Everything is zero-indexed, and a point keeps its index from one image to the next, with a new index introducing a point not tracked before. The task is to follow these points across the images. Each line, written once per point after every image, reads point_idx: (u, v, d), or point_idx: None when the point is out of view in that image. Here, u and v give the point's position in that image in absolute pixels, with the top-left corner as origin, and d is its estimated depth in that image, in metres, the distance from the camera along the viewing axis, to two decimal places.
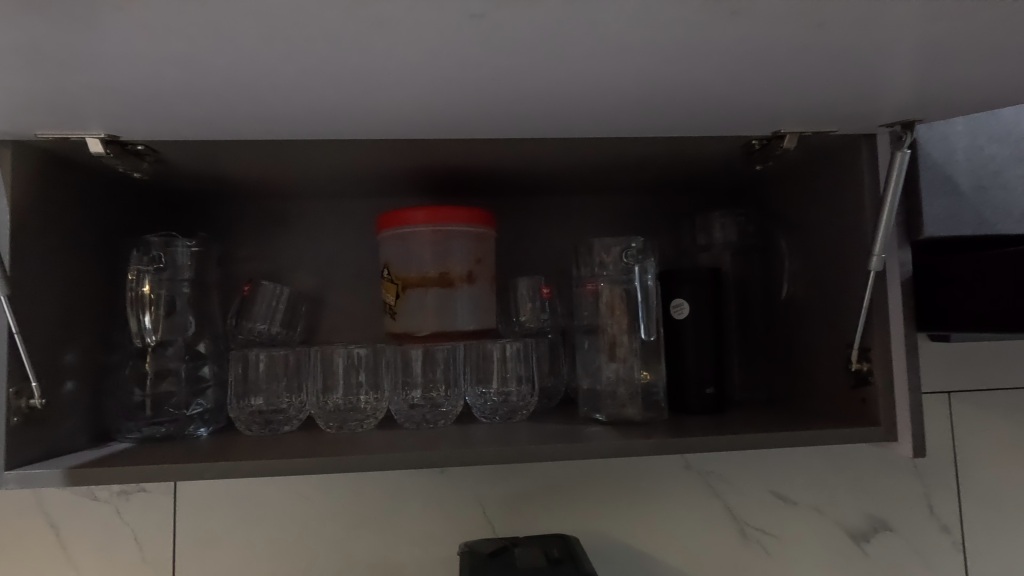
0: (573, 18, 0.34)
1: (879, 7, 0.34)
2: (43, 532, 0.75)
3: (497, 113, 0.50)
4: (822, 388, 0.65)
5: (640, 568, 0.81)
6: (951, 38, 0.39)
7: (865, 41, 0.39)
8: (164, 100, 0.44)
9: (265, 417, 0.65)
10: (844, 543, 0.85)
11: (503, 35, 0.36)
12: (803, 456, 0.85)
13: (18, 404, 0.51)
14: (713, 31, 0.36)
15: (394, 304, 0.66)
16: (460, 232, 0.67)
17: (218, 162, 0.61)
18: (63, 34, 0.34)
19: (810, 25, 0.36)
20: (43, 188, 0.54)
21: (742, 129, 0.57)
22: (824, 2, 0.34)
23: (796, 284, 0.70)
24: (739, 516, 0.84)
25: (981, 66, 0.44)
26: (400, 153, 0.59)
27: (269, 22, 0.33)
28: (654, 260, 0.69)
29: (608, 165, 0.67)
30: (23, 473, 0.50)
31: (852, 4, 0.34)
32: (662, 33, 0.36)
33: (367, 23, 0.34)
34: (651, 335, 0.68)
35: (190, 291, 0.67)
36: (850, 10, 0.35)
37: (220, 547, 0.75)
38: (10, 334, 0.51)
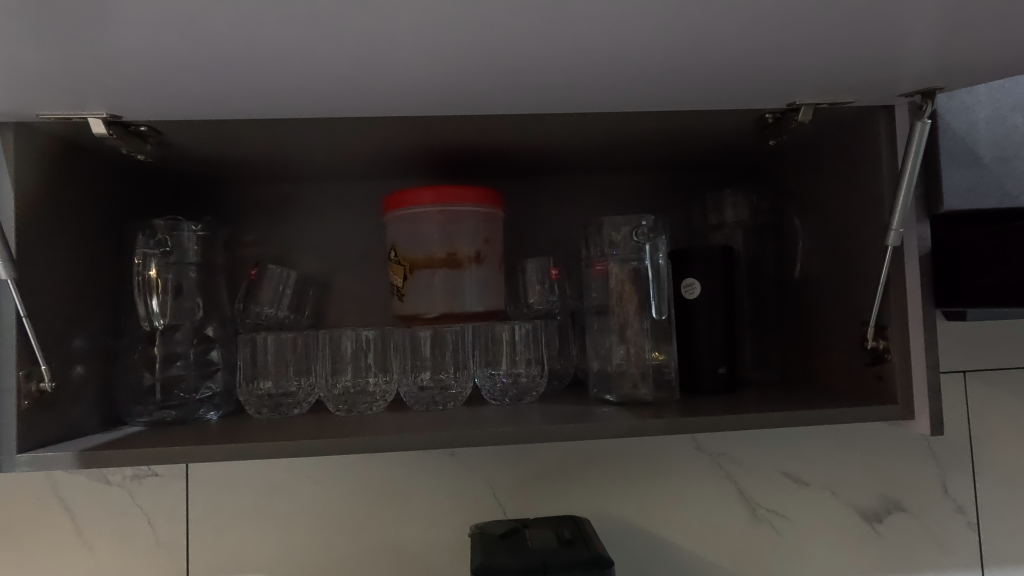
0: None
1: None
2: (57, 515, 0.76)
3: (504, 86, 0.49)
4: (837, 367, 0.64)
5: (651, 549, 0.81)
6: None
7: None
8: (167, 75, 0.44)
9: (276, 400, 0.65)
10: (857, 524, 0.84)
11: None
12: (815, 437, 0.84)
13: (29, 387, 0.52)
14: None
15: (401, 286, 0.66)
16: (467, 212, 0.66)
17: (222, 143, 0.60)
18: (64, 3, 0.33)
19: None
20: (47, 171, 0.54)
21: (756, 101, 0.55)
22: None
23: (809, 262, 0.69)
24: (750, 497, 0.84)
25: (1012, 25, 0.42)
26: (404, 132, 0.58)
27: None
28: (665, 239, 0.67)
29: (618, 143, 0.66)
30: (36, 456, 0.51)
31: None
32: None
33: None
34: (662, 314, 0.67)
35: (197, 275, 0.67)
36: None
37: (232, 530, 0.76)
38: (19, 318, 0.50)
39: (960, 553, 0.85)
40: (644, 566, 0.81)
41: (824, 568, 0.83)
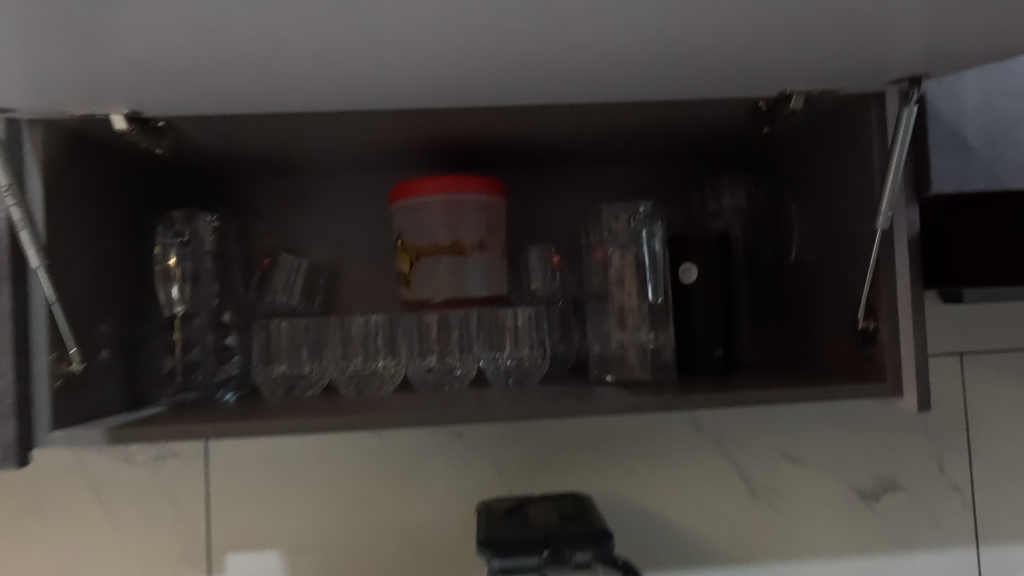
0: None
1: None
2: (85, 494, 0.80)
3: (504, 79, 0.51)
4: (830, 349, 0.66)
5: (652, 526, 0.84)
6: None
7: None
8: (184, 73, 0.46)
9: (291, 382, 0.68)
10: (853, 503, 0.86)
11: None
12: (813, 418, 0.86)
13: (61, 368, 0.55)
14: None
15: (408, 273, 0.68)
16: (471, 201, 0.68)
17: (236, 137, 0.62)
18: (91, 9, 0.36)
19: None
20: (71, 165, 0.57)
21: (748, 90, 0.57)
22: None
23: (804, 247, 0.71)
24: (749, 476, 0.86)
25: (995, 13, 0.43)
26: (409, 124, 0.61)
27: None
28: (661, 226, 0.70)
29: (616, 133, 0.68)
30: (68, 433, 0.54)
31: None
32: None
33: None
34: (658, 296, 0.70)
35: (212, 264, 0.70)
36: None
37: (250, 508, 0.80)
38: (48, 304, 0.54)
39: (956, 531, 0.87)
40: (645, 543, 0.84)
41: (821, 545, 0.86)
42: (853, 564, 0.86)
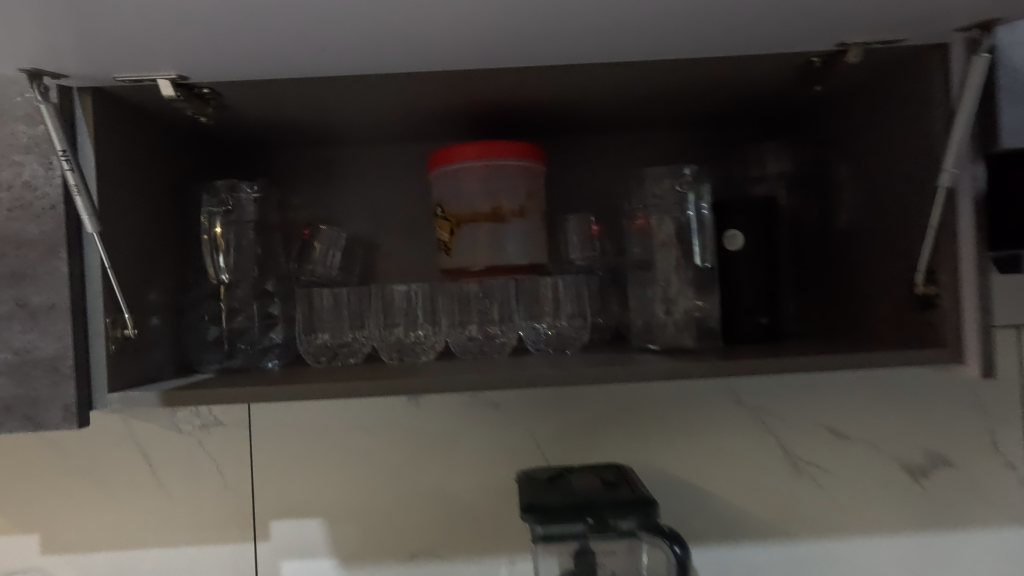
0: None
1: None
2: (135, 461, 0.82)
3: (549, 36, 0.50)
4: (882, 316, 0.63)
5: (690, 499, 0.83)
6: None
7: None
8: (230, 35, 0.46)
9: (333, 350, 0.68)
10: (900, 478, 0.84)
11: None
12: (859, 392, 0.84)
13: (116, 332, 0.57)
14: None
15: (448, 241, 0.68)
16: (510, 167, 0.67)
17: (276, 105, 0.62)
18: None
19: None
20: (121, 134, 0.58)
21: (802, 44, 0.55)
22: None
23: (853, 213, 0.68)
24: (791, 450, 0.84)
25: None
26: (447, 86, 0.60)
27: None
28: (708, 188, 0.68)
29: (658, 96, 0.66)
30: (125, 396, 0.56)
31: None
32: None
33: None
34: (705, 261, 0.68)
35: (254, 235, 0.70)
36: None
37: (292, 475, 0.81)
38: (103, 270, 0.55)
39: (1008, 509, 0.84)
40: (683, 515, 0.83)
41: (865, 520, 0.84)
42: (899, 540, 0.84)
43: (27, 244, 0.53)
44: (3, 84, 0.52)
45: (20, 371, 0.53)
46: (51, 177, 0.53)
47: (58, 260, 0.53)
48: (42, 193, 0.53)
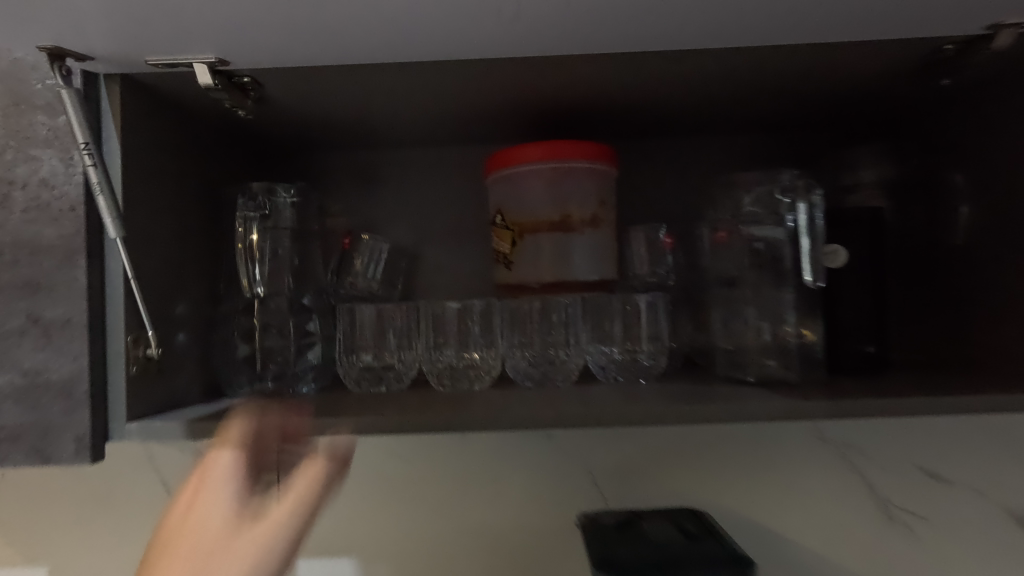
0: None
1: None
2: (153, 488, 0.75)
3: (649, 17, 0.42)
4: (1006, 349, 0.53)
5: (767, 547, 0.74)
6: None
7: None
8: (281, 12, 0.39)
9: (377, 375, 0.61)
10: (1008, 530, 0.74)
11: None
12: (961, 430, 0.74)
13: (137, 352, 0.50)
14: None
15: (509, 252, 0.60)
16: (580, 171, 0.59)
17: (320, 99, 0.56)
18: None
19: None
20: (150, 128, 0.51)
21: (940, 29, 0.46)
22: None
23: (965, 226, 0.58)
24: (882, 494, 0.74)
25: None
26: (517, 79, 0.53)
27: None
28: (821, 194, 0.54)
29: (750, 93, 0.58)
30: (145, 426, 0.48)
31: None
32: None
33: None
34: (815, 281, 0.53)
35: (291, 244, 0.64)
36: None
37: (323, 509, 0.73)
38: (126, 280, 0.48)
39: None
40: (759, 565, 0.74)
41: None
42: None
43: (42, 251, 0.46)
44: (22, 69, 0.46)
45: (30, 396, 0.46)
46: (72, 175, 0.46)
47: (76, 270, 0.46)
48: (61, 192, 0.46)
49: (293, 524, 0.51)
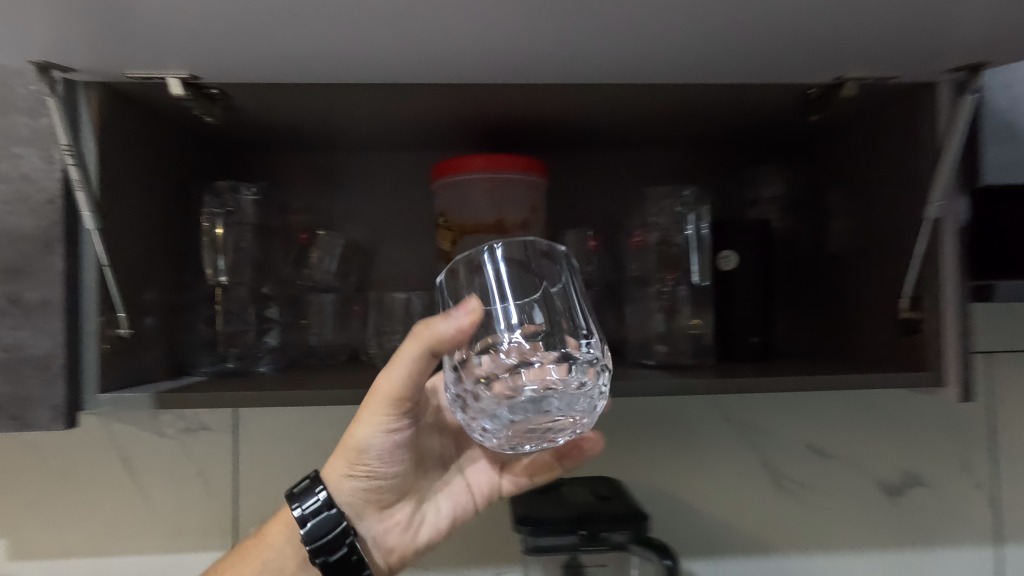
0: None
1: None
2: (115, 464, 0.79)
3: (563, 61, 0.51)
4: (862, 336, 0.66)
5: (678, 514, 0.83)
6: None
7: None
8: (247, 41, 0.46)
9: (527, 436, 0.48)
10: (877, 496, 0.86)
11: None
12: (841, 412, 0.85)
13: (109, 332, 0.55)
14: None
15: (450, 251, 0.68)
16: (515, 181, 0.68)
17: (281, 110, 0.62)
18: None
19: None
20: (128, 132, 0.57)
21: (805, 76, 0.56)
22: None
23: (845, 235, 0.70)
24: (776, 468, 0.85)
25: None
26: (457, 102, 0.60)
27: None
28: (708, 210, 0.70)
29: (660, 120, 0.67)
30: (118, 397, 0.54)
31: None
32: None
33: None
34: (704, 278, 0.70)
35: (252, 238, 0.71)
36: None
37: (278, 483, 0.79)
38: (100, 266, 0.54)
39: (977, 528, 0.87)
40: (675, 531, 0.83)
41: (844, 539, 0.86)
42: (880, 559, 0.86)
43: (22, 240, 0.51)
44: (7, 75, 0.51)
45: (10, 370, 0.51)
46: (52, 172, 0.51)
47: (54, 257, 0.52)
48: (41, 187, 0.51)
49: (363, 436, 0.51)
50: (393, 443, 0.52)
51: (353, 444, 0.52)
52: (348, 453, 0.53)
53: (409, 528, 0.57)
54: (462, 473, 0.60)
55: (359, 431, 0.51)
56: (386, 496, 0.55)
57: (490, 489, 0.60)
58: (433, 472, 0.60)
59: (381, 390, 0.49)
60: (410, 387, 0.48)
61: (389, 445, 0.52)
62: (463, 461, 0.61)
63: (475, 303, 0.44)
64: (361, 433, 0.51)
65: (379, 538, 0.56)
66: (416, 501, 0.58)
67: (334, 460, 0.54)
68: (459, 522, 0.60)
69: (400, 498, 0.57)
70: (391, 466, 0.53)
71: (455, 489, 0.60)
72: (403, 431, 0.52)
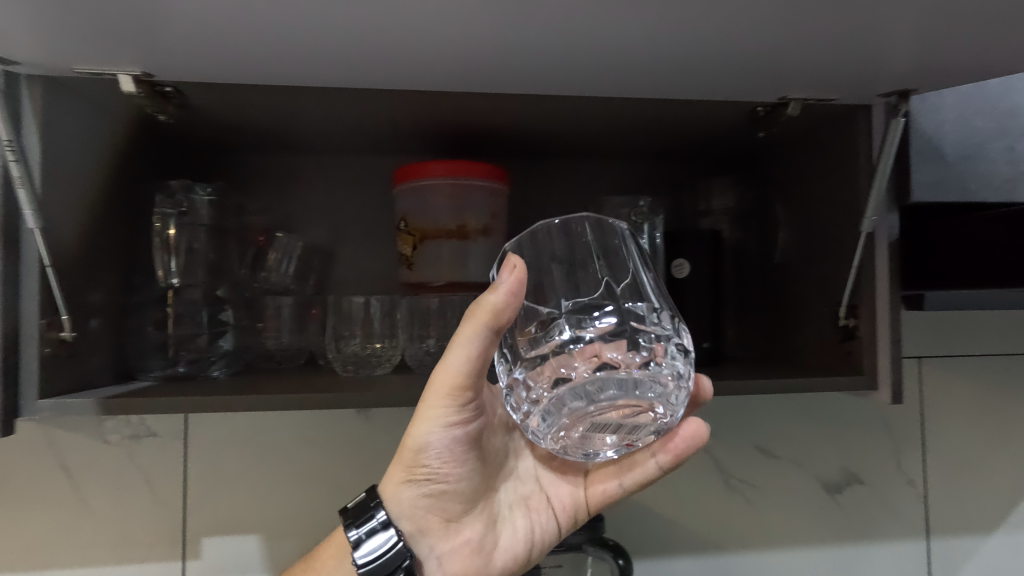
0: None
1: None
2: (53, 473, 0.76)
3: (523, 71, 0.52)
4: (804, 341, 0.70)
5: (632, 515, 0.86)
6: (947, 18, 0.43)
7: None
8: (204, 41, 0.45)
9: (584, 444, 0.47)
10: (819, 494, 0.90)
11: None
12: (786, 414, 0.89)
13: (51, 335, 0.53)
14: None
15: (410, 255, 0.69)
16: (476, 187, 0.68)
17: (239, 110, 0.61)
18: None
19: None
20: (75, 128, 0.56)
21: (753, 94, 0.60)
22: None
23: (789, 247, 0.74)
24: (725, 469, 0.88)
25: (998, 33, 0.46)
26: (419, 109, 0.61)
27: None
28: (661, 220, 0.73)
29: (617, 132, 0.70)
30: (59, 403, 0.52)
31: None
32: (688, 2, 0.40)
33: None
34: None
35: (207, 238, 0.70)
36: None
37: (230, 490, 0.78)
38: (42, 266, 0.52)
39: (908, 523, 0.92)
40: (629, 532, 0.85)
41: (788, 536, 0.90)
42: (821, 554, 0.90)
43: None
44: None
45: None
46: None
47: None
48: None
49: (422, 434, 0.47)
50: (455, 440, 0.47)
51: (410, 445, 0.48)
52: (404, 453, 0.48)
53: (481, 550, 0.51)
54: (544, 489, 0.55)
55: (415, 429, 0.47)
56: (453, 507, 0.50)
57: (575, 507, 0.54)
58: (511, 486, 0.54)
59: (440, 380, 0.45)
60: (470, 370, 0.44)
61: (450, 443, 0.47)
62: (547, 477, 0.55)
63: (517, 260, 0.41)
64: (417, 431, 0.47)
65: (442, 559, 0.50)
66: (488, 517, 0.52)
67: (392, 469, 0.50)
68: (541, 544, 0.54)
69: (469, 512, 0.51)
70: (452, 468, 0.49)
71: (535, 506, 0.54)
72: (464, 425, 0.47)
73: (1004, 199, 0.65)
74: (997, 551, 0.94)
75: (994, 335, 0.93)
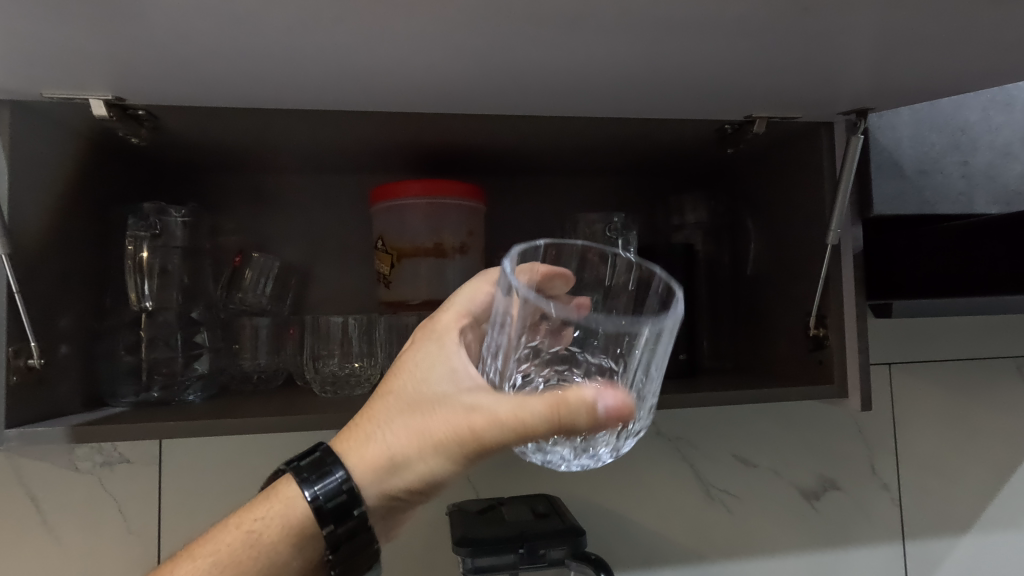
0: (581, 10, 0.38)
1: (831, 16, 0.41)
2: (21, 505, 0.73)
3: (496, 92, 0.53)
4: (779, 352, 0.72)
5: (616, 528, 0.86)
6: (897, 42, 0.45)
7: (849, 24, 0.42)
8: (177, 65, 0.46)
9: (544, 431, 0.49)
10: (798, 501, 0.92)
11: (513, 23, 0.40)
12: (763, 422, 0.91)
13: (17, 363, 0.52)
14: (695, 26, 0.41)
15: (388, 274, 0.69)
16: (453, 206, 0.69)
17: (213, 132, 0.61)
18: (103, 5, 0.36)
19: (778, 25, 0.42)
20: (44, 153, 0.55)
21: (720, 113, 0.61)
22: (788, 10, 0.40)
23: (760, 259, 0.76)
24: (706, 479, 0.89)
25: (946, 55, 0.48)
26: (394, 129, 0.61)
27: (307, 4, 0.36)
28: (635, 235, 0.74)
29: (591, 150, 0.71)
30: (26, 432, 0.51)
31: (812, 12, 0.40)
32: (652, 28, 0.41)
33: (396, 7, 0.37)
34: None
35: (180, 260, 0.69)
36: (813, 15, 0.41)
37: (207, 515, 0.76)
38: (10, 293, 0.51)
39: (885, 526, 0.94)
40: (613, 546, 0.86)
41: (769, 543, 0.91)
42: (803, 561, 0.92)
43: None
44: None
45: None
46: None
47: None
48: None
49: (440, 476, 0.43)
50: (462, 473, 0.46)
51: (426, 482, 0.43)
52: (410, 481, 0.43)
53: None
54: None
55: (433, 471, 0.43)
56: None
57: None
58: None
59: (482, 445, 0.41)
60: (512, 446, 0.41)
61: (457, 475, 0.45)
62: None
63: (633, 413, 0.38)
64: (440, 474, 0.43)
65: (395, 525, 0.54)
66: None
67: (375, 474, 0.44)
68: None
69: None
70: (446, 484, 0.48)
71: None
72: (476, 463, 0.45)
73: (960, 210, 0.68)
74: (971, 550, 0.97)
75: (959, 340, 0.96)
